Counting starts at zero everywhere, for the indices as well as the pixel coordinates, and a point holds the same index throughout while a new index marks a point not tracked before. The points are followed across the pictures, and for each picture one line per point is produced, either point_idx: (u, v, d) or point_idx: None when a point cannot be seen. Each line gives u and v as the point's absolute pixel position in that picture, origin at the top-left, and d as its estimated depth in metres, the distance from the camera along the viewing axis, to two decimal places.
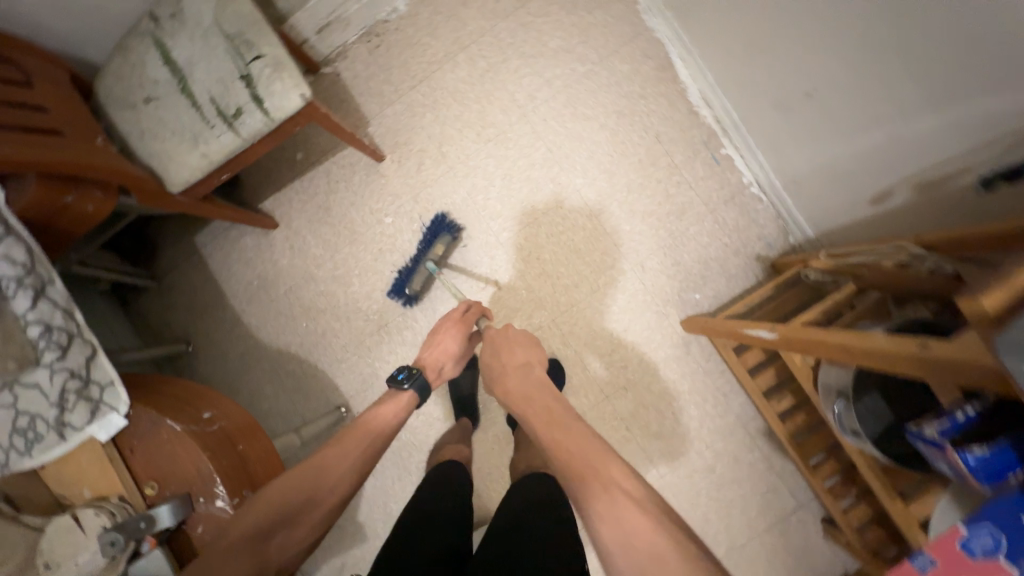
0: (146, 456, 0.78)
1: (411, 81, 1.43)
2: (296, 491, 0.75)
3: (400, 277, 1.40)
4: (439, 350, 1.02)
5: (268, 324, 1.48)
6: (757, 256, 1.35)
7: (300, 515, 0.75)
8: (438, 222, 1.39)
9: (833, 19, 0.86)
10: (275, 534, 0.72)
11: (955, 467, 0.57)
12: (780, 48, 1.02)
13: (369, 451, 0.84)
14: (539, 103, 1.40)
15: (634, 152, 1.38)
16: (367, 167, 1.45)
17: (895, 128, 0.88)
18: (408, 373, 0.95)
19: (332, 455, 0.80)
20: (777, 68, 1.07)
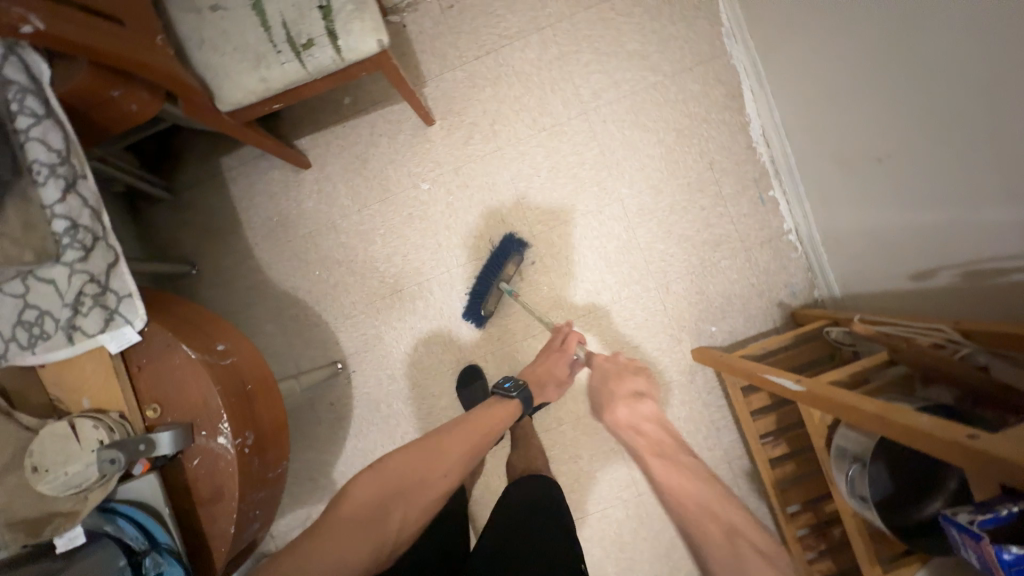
0: (153, 377, 0.75)
1: (478, 50, 1.38)
2: (410, 479, 0.92)
3: (471, 299, 1.36)
4: (548, 368, 1.17)
5: (279, 264, 1.44)
6: (779, 303, 1.35)
7: (412, 493, 0.92)
8: (508, 241, 1.35)
9: (919, 91, 0.85)
10: (389, 514, 0.88)
11: (984, 560, 0.56)
12: (861, 106, 1.01)
13: (473, 445, 0.99)
14: (602, 103, 1.37)
15: (685, 174, 1.36)
16: (414, 128, 1.40)
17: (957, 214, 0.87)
18: (515, 383, 1.10)
19: (448, 443, 0.98)
20: (852, 125, 1.05)
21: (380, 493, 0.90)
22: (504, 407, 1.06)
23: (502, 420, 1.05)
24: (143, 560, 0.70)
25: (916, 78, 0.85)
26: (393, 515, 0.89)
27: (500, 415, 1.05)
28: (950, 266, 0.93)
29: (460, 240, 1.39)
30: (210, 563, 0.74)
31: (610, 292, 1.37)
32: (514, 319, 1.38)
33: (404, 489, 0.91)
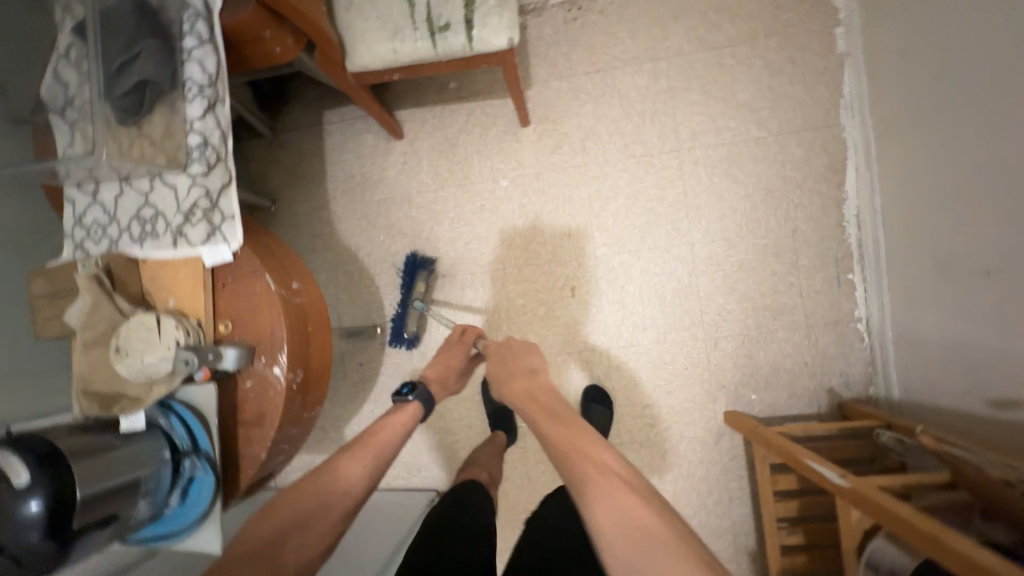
0: (233, 296, 0.80)
1: (589, 67, 1.41)
2: (305, 505, 0.78)
3: (394, 323, 1.40)
4: (440, 367, 1.12)
5: (349, 221, 1.50)
6: (829, 389, 1.29)
7: (309, 522, 0.77)
8: (411, 260, 1.42)
9: None
10: (284, 544, 0.73)
11: None
12: (970, 214, 0.97)
13: (375, 458, 0.87)
14: (698, 145, 1.36)
15: (764, 235, 1.33)
16: (508, 126, 1.44)
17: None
18: (410, 386, 1.04)
19: (343, 460, 0.85)
20: (958, 230, 1.01)
21: (279, 524, 0.75)
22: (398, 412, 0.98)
23: (408, 424, 0.98)
24: (182, 460, 0.74)
25: None
26: (295, 545, 0.73)
27: (393, 428, 0.94)
28: None
29: (522, 242, 1.41)
30: (236, 480, 0.78)
31: (656, 332, 1.35)
32: (555, 332, 1.38)
33: (303, 514, 0.77)
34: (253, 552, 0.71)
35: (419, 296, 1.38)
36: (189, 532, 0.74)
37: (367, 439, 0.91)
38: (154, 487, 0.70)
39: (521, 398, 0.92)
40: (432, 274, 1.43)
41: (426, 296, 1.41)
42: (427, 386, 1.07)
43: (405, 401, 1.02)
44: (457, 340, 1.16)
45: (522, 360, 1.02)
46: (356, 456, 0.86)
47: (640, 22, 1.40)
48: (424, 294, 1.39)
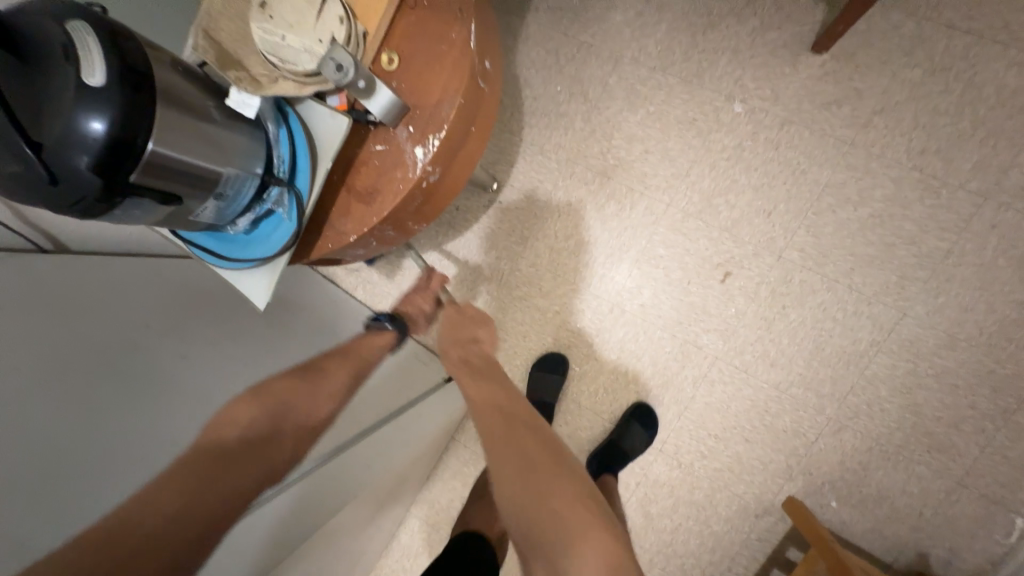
0: (417, 30, 0.58)
1: (961, 21, 0.96)
2: (286, 399, 0.79)
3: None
4: (416, 304, 0.99)
5: (535, 46, 1.19)
6: (922, 554, 1.04)
7: (270, 432, 0.75)
8: None
9: None
10: (278, 428, 0.76)
11: None
12: None
13: (354, 376, 0.89)
14: (1014, 205, 0.96)
15: (1001, 361, 0.98)
16: (796, 39, 1.04)
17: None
18: (388, 315, 0.99)
19: (316, 378, 0.85)
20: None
21: (253, 419, 0.75)
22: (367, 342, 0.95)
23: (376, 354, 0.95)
24: (270, 185, 0.57)
25: None
26: (284, 436, 0.76)
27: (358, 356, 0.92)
28: None
29: (708, 189, 1.11)
30: (311, 247, 0.63)
31: (781, 376, 1.09)
32: (671, 305, 1.14)
33: (293, 408, 0.79)
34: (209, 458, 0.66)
35: None
36: (239, 269, 0.61)
37: (343, 354, 0.92)
38: (231, 198, 0.54)
39: (456, 362, 0.88)
40: None
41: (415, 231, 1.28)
42: (406, 319, 0.99)
43: (385, 330, 0.98)
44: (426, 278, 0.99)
45: (475, 330, 0.93)
46: (325, 378, 0.85)
47: None
48: None
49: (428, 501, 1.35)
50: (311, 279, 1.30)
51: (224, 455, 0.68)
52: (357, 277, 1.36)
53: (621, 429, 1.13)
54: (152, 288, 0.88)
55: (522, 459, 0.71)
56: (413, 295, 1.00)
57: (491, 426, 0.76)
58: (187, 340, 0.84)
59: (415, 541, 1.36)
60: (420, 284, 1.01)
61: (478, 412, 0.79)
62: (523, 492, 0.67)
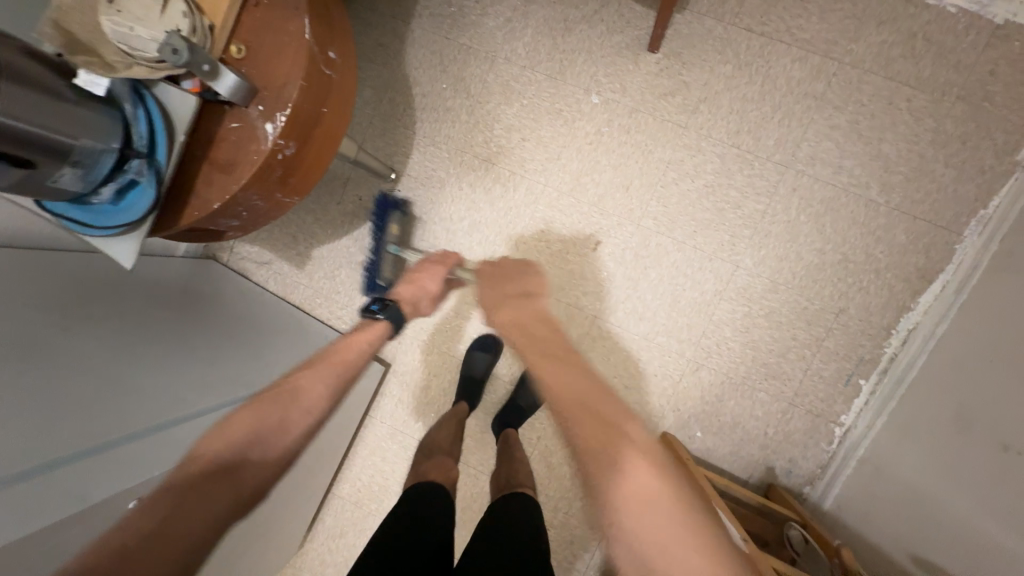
0: (261, 23, 0.68)
1: (756, 25, 1.18)
2: (262, 419, 0.71)
3: (369, 270, 1.29)
4: (417, 286, 1.06)
5: (421, 50, 1.32)
6: (769, 467, 1.24)
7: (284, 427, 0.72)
8: (383, 203, 1.29)
9: None
10: (247, 452, 0.68)
11: None
12: (988, 380, 0.92)
13: (339, 378, 0.83)
14: (808, 172, 1.19)
15: (811, 298, 1.20)
16: (635, 41, 1.23)
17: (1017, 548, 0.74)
18: (380, 305, 1.02)
19: (304, 375, 0.80)
20: (998, 396, 0.88)
21: (245, 424, 0.70)
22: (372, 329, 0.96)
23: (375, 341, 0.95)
24: (129, 158, 0.65)
25: None
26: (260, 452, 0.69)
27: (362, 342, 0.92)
28: None
29: (577, 170, 1.27)
30: (176, 214, 0.71)
31: (649, 328, 1.26)
32: (555, 274, 1.29)
33: (268, 428, 0.71)
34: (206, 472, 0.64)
35: (393, 237, 1.28)
36: (108, 235, 0.67)
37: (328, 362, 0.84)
38: (89, 166, 0.61)
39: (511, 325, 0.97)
40: (407, 216, 1.32)
41: (399, 241, 1.31)
42: (396, 303, 1.03)
43: (374, 319, 1.00)
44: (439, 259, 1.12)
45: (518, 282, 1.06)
46: (320, 372, 0.81)
47: (839, 8, 1.16)
48: (397, 238, 1.29)
49: (350, 480, 1.41)
50: (220, 273, 1.36)
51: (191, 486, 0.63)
52: (268, 269, 1.41)
53: (516, 386, 1.29)
54: (46, 275, 0.88)
55: (650, 476, 0.66)
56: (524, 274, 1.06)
57: (622, 458, 0.68)
58: (97, 327, 0.87)
59: (340, 520, 1.41)
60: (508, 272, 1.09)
61: (591, 447, 0.70)
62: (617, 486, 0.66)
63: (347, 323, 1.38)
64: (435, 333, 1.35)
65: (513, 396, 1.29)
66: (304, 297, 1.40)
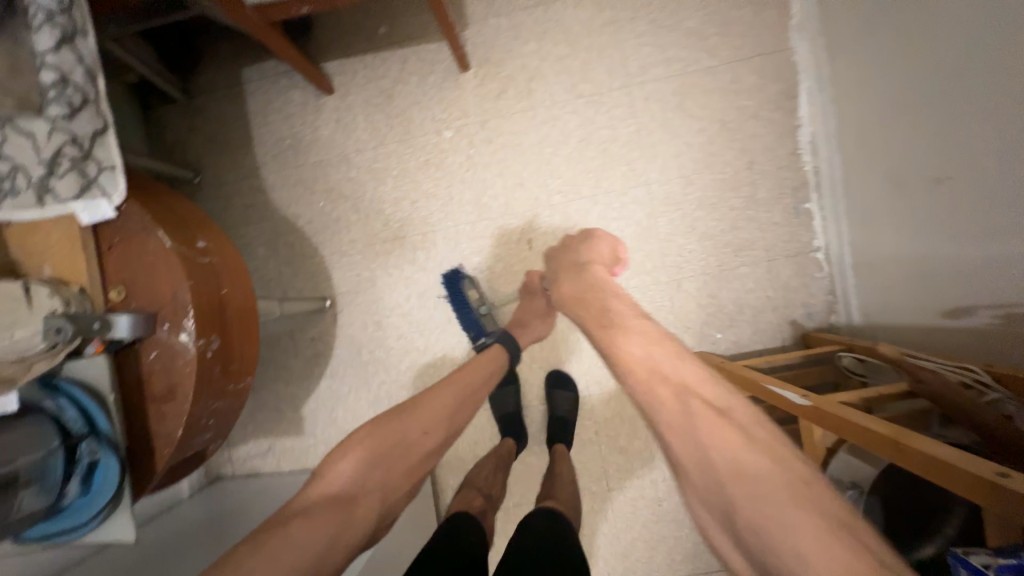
0: (123, 258, 0.70)
1: (529, 1, 1.30)
2: (383, 445, 0.83)
3: (472, 330, 1.29)
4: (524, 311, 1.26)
5: (284, 188, 1.37)
6: (792, 321, 1.27)
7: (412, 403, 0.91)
8: (451, 277, 1.30)
9: (967, 141, 0.85)
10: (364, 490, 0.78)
11: None
12: (907, 136, 0.98)
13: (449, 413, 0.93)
14: (648, 78, 1.29)
15: (722, 169, 1.28)
16: (446, 71, 1.33)
17: (1016, 247, 0.78)
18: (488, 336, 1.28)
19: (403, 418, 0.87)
20: (917, 143, 0.96)
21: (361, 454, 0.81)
22: (477, 366, 1.04)
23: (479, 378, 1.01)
24: (77, 444, 0.65)
25: (951, 139, 0.88)
26: (372, 485, 0.79)
27: (477, 377, 1.01)
28: (991, 306, 0.86)
29: (474, 196, 1.33)
30: (147, 464, 0.70)
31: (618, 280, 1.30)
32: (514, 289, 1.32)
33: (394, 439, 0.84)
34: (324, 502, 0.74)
35: (481, 300, 1.29)
36: (95, 523, 0.66)
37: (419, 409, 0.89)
38: (42, 475, 0.61)
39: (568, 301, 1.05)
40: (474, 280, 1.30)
41: (483, 302, 1.28)
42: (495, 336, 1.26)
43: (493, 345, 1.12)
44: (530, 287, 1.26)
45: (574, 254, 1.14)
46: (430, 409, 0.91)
47: None
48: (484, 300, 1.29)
49: None
50: (236, 487, 1.32)
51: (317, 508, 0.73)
52: (273, 455, 1.37)
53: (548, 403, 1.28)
54: None
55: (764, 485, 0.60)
56: (584, 248, 1.15)
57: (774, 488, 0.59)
58: None
59: None
60: (579, 240, 1.18)
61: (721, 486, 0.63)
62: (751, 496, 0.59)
63: None
64: None
65: (550, 412, 1.28)
66: (319, 458, 1.36)
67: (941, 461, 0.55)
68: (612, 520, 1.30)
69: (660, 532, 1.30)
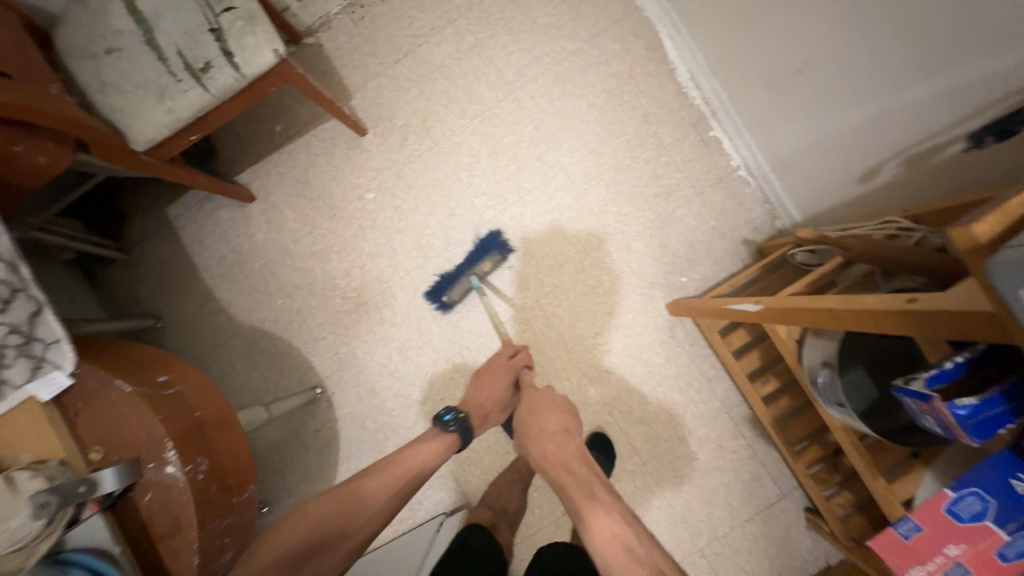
0: (91, 417, 0.73)
1: (398, 55, 1.40)
2: (337, 517, 0.81)
3: (442, 280, 1.37)
4: (485, 394, 1.06)
5: (242, 300, 1.42)
6: (744, 240, 1.31)
7: (387, 465, 0.90)
8: (492, 238, 1.36)
9: (808, 23, 0.91)
10: (306, 563, 0.76)
11: (943, 421, 0.54)
12: (761, 40, 1.05)
13: (400, 487, 0.88)
14: (527, 80, 1.37)
15: (624, 132, 1.35)
16: (347, 141, 1.40)
17: (886, 100, 0.84)
18: (454, 417, 0.98)
19: (371, 485, 0.86)
20: (770, 43, 1.03)
21: (308, 527, 0.79)
22: (434, 445, 0.95)
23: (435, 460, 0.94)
24: None
25: (797, 28, 0.94)
26: (327, 553, 0.78)
27: (426, 456, 0.94)
28: (889, 159, 0.91)
29: (414, 240, 1.38)
30: None
31: (572, 265, 1.34)
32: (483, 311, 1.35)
33: (353, 502, 0.83)
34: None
35: (478, 273, 1.33)
36: None
37: (387, 473, 0.89)
38: None
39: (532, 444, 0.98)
40: (503, 261, 1.35)
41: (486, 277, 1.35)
42: (467, 416, 1.01)
43: (445, 431, 0.97)
44: (506, 361, 1.09)
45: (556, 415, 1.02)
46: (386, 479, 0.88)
47: None
48: (481, 273, 1.33)
49: None
50: None
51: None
52: None
53: None
54: None
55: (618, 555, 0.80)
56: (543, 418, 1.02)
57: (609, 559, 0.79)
58: None
59: None
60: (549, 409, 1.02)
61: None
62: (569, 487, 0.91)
63: (409, 515, 1.34)
64: (468, 443, 1.34)
65: None
66: None
67: (870, 310, 0.59)
68: (659, 490, 1.30)
69: (708, 484, 1.29)
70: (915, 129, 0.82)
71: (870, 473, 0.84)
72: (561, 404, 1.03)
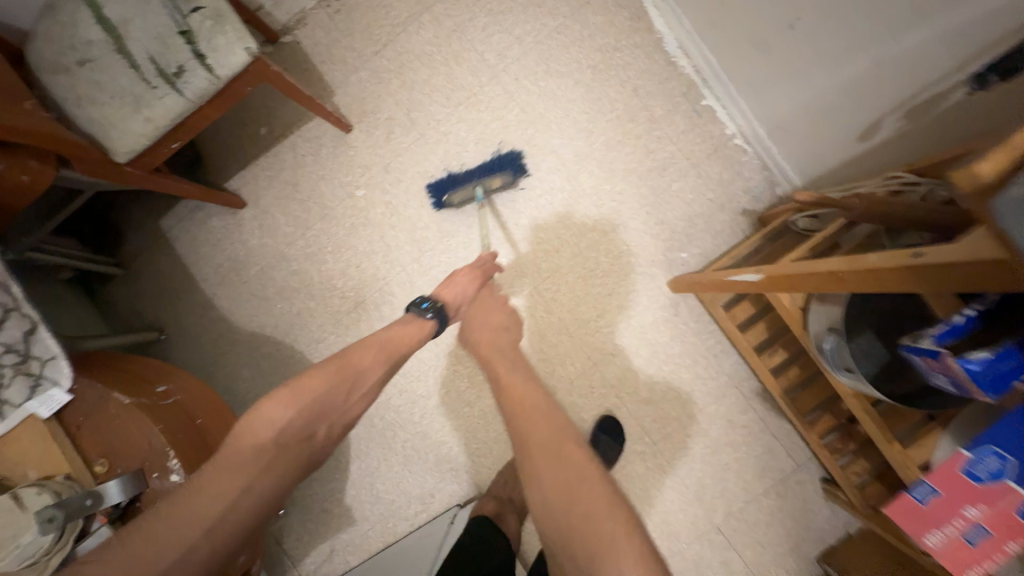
0: (94, 431, 0.75)
1: (376, 47, 1.37)
2: (330, 390, 0.80)
3: (444, 179, 1.33)
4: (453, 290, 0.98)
5: (242, 307, 1.42)
6: (743, 211, 1.28)
7: (370, 343, 0.86)
8: (511, 158, 1.32)
9: None
10: (315, 425, 0.79)
11: (957, 379, 0.52)
12: None
13: (390, 361, 0.86)
14: (510, 62, 1.34)
15: (612, 108, 1.31)
16: (333, 139, 1.39)
17: (882, 48, 0.80)
18: (432, 304, 0.93)
19: (356, 361, 0.83)
20: None
21: (299, 407, 0.77)
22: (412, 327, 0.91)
23: (415, 337, 0.89)
24: None
25: None
26: (323, 423, 0.79)
27: (406, 337, 0.89)
28: (890, 112, 0.87)
29: (407, 235, 1.37)
30: None
31: (568, 248, 1.32)
32: None
33: (347, 375, 0.81)
34: (280, 442, 0.76)
35: (486, 186, 1.28)
36: None
37: (369, 349, 0.84)
38: None
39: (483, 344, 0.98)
40: (513, 184, 1.31)
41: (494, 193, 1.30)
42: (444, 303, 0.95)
43: (422, 317, 0.92)
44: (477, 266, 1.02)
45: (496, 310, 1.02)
46: (372, 353, 0.84)
47: None
48: (487, 189, 1.29)
49: None
50: None
51: (260, 458, 0.74)
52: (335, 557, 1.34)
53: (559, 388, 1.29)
54: None
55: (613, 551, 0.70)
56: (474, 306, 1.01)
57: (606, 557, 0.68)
58: None
59: None
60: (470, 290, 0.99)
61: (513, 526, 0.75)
62: (554, 486, 0.76)
63: (423, 509, 1.34)
64: (476, 433, 1.34)
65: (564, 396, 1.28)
66: (379, 538, 1.33)
67: (873, 270, 0.56)
68: (672, 469, 1.28)
69: (721, 461, 1.28)
70: (915, 78, 0.78)
71: (884, 438, 0.82)
72: (507, 311, 1.03)
